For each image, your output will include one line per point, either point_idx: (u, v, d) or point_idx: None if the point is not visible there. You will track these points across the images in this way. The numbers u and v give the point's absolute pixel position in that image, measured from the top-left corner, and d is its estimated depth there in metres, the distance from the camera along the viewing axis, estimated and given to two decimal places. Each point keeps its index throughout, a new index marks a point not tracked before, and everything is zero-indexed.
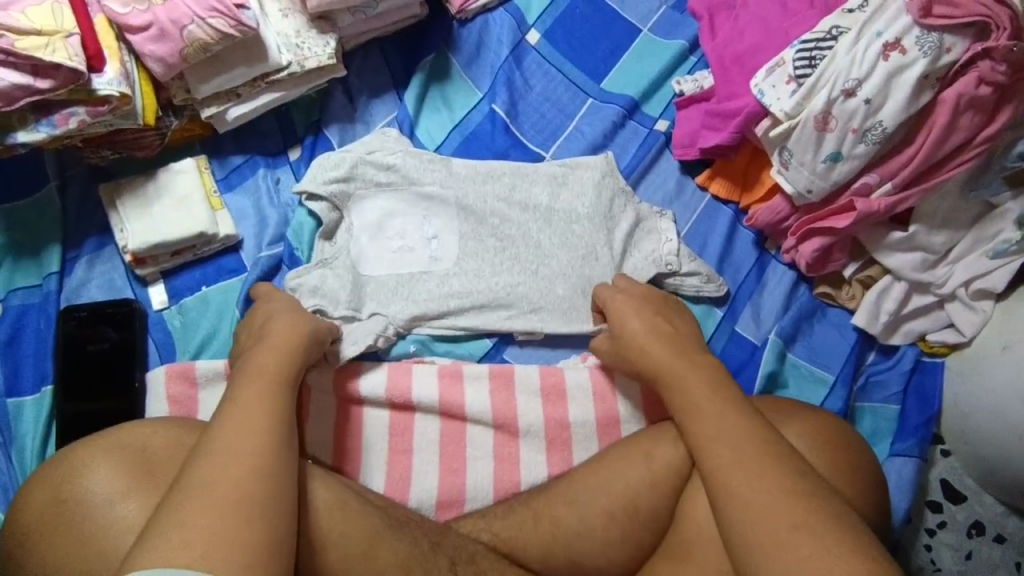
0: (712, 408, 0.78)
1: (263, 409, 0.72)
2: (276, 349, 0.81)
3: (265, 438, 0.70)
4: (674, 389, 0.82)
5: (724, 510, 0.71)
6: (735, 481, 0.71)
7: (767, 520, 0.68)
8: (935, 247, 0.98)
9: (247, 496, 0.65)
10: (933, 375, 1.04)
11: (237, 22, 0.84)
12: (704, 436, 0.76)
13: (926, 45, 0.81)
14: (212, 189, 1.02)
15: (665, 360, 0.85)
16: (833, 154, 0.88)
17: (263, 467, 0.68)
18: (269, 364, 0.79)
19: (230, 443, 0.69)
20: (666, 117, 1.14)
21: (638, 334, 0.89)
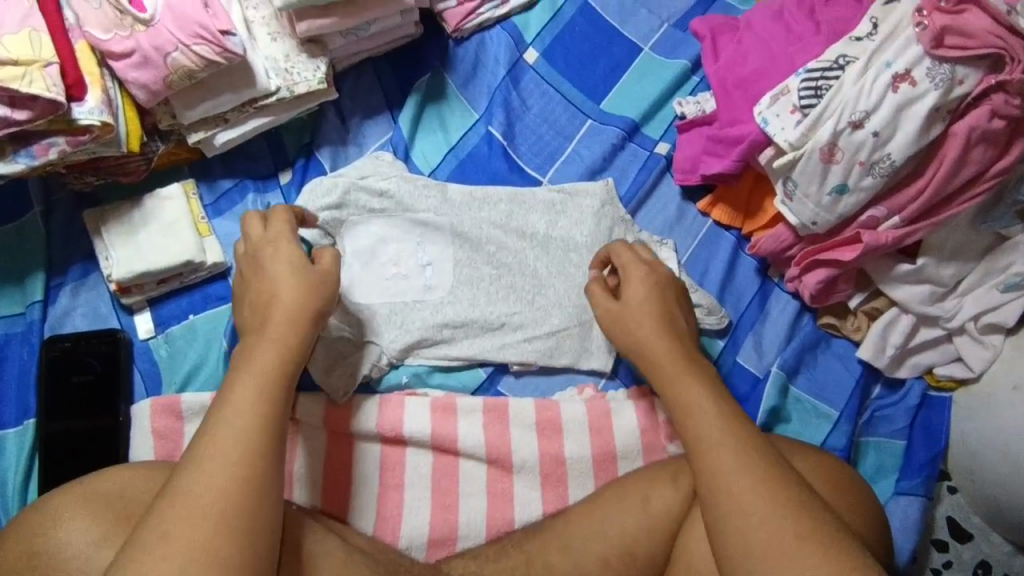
0: (718, 408, 0.73)
1: (243, 409, 0.68)
2: (263, 332, 0.74)
3: (247, 438, 0.66)
4: (676, 381, 0.78)
5: (722, 518, 0.67)
6: (737, 487, 0.67)
7: (773, 531, 0.65)
8: (943, 280, 0.95)
9: (226, 507, 0.63)
10: (940, 410, 1.01)
11: (221, 49, 0.81)
12: (711, 435, 0.71)
13: (938, 77, 0.77)
14: (199, 215, 0.99)
15: (669, 356, 0.81)
16: (839, 187, 0.85)
17: (243, 475, 0.65)
18: (254, 350, 0.73)
19: (209, 446, 0.66)
20: (668, 139, 1.10)
21: (652, 324, 0.84)
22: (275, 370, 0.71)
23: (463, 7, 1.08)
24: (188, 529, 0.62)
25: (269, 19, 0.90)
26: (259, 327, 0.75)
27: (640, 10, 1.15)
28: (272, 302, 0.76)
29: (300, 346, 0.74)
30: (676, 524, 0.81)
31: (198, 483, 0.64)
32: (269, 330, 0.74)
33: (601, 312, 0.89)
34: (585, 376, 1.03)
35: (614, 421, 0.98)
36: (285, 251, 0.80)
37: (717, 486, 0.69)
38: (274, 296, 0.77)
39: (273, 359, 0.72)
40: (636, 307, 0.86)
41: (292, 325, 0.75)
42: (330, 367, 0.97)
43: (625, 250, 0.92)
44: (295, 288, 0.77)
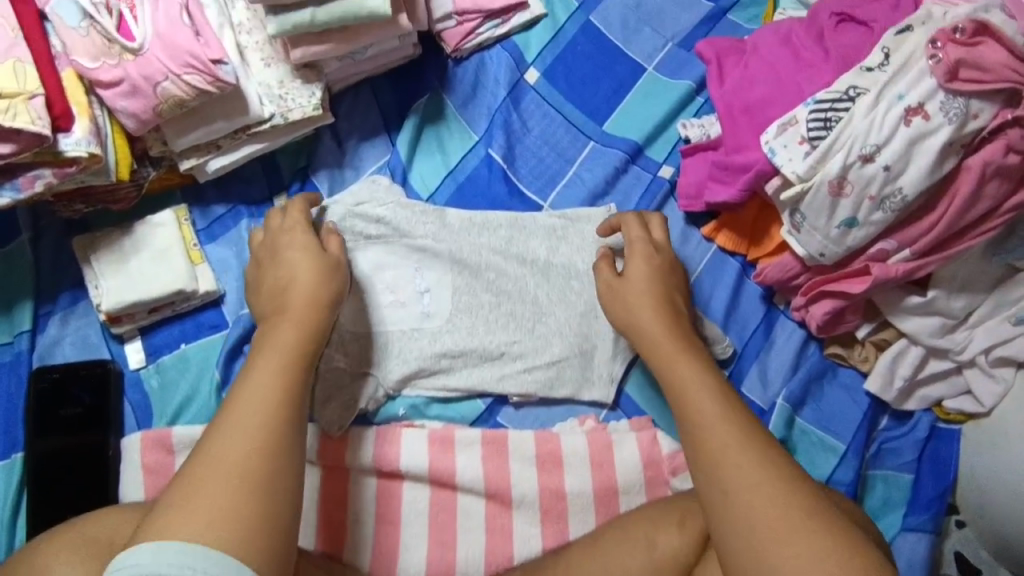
0: (716, 391, 0.77)
1: (268, 385, 0.72)
2: (282, 314, 0.80)
3: (269, 411, 0.70)
4: (673, 360, 0.82)
5: (724, 494, 0.69)
6: (737, 463, 0.70)
7: (776, 505, 0.67)
8: (954, 312, 0.92)
9: (249, 476, 0.66)
10: (949, 442, 0.99)
11: (213, 78, 0.78)
12: (710, 415, 0.75)
13: (952, 111, 0.75)
14: (192, 242, 0.97)
15: (668, 339, 0.84)
16: (849, 220, 0.83)
17: (267, 447, 0.68)
18: (272, 331, 0.78)
19: (237, 417, 0.69)
20: (671, 162, 1.07)
21: (652, 307, 0.89)
22: (301, 349, 0.76)
23: (463, 27, 1.05)
24: (210, 496, 0.64)
25: (263, 45, 0.88)
26: (279, 309, 0.80)
27: (644, 28, 1.12)
28: (292, 285, 0.82)
29: (318, 326, 0.80)
30: (686, 566, 0.79)
31: (223, 455, 0.66)
32: (290, 311, 0.79)
33: (602, 286, 0.93)
34: (586, 406, 1.01)
35: (616, 454, 0.96)
36: (300, 239, 0.87)
37: (719, 463, 0.71)
38: (295, 281, 0.83)
39: (296, 337, 0.77)
40: (637, 286, 0.90)
41: (312, 308, 0.81)
42: (326, 397, 0.95)
43: (636, 224, 0.94)
44: (311, 272, 0.84)
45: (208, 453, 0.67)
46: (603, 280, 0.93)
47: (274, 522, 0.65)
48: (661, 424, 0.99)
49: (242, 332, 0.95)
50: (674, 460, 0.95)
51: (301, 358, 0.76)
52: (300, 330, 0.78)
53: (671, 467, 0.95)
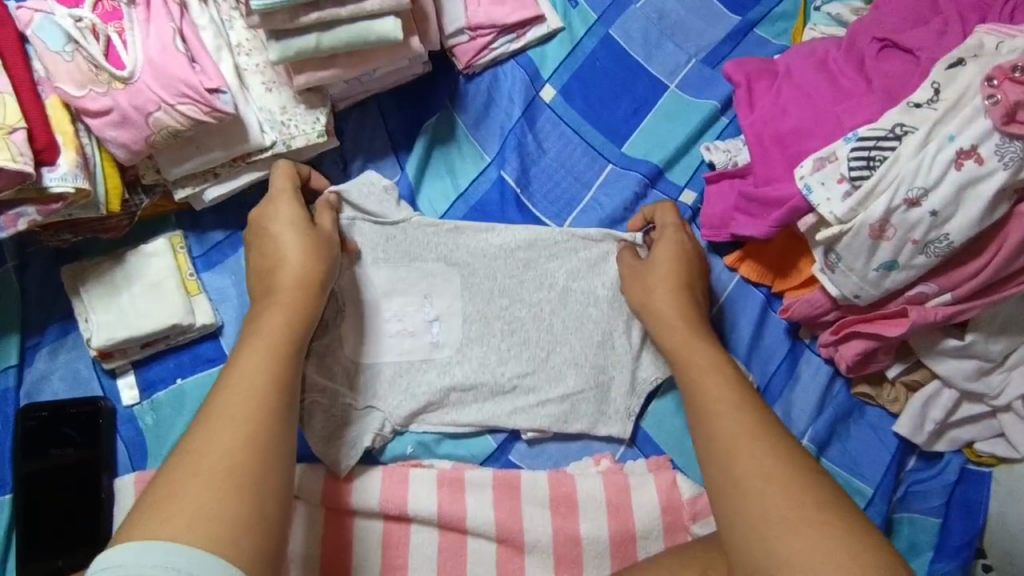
0: (728, 379, 0.76)
1: (255, 368, 0.68)
2: (271, 296, 0.76)
3: (255, 399, 0.65)
4: (687, 344, 0.82)
5: (735, 483, 0.66)
6: (748, 448, 0.68)
7: (790, 494, 0.63)
8: (991, 356, 0.87)
9: (238, 463, 0.61)
10: (979, 486, 0.95)
11: (210, 108, 0.73)
12: (723, 404, 0.73)
13: (1007, 156, 0.70)
14: (188, 272, 0.92)
15: (684, 324, 0.85)
16: (888, 263, 0.78)
17: (256, 431, 0.64)
18: (263, 316, 0.74)
19: (224, 406, 0.65)
20: (694, 187, 1.02)
21: (670, 286, 0.88)
22: (292, 331, 0.73)
23: (477, 42, 0.99)
24: (190, 482, 0.59)
25: (264, 68, 0.81)
26: (269, 290, 0.76)
27: (666, 42, 1.06)
28: (280, 265, 0.78)
29: (309, 310, 0.76)
30: None
31: (206, 437, 0.62)
32: (282, 291, 0.76)
33: (625, 270, 0.93)
34: (602, 444, 0.96)
35: (633, 497, 0.92)
36: (286, 210, 0.80)
37: (729, 449, 0.69)
38: (289, 262, 0.78)
39: (285, 319, 0.74)
40: (662, 264, 0.89)
41: (302, 290, 0.76)
42: (323, 431, 0.90)
43: (671, 210, 0.94)
44: (299, 248, 0.79)
45: (195, 437, 0.63)
46: (625, 269, 0.93)
47: (259, 520, 0.59)
48: (683, 467, 0.95)
49: None
50: (695, 505, 0.91)
51: (294, 340, 0.72)
52: (289, 313, 0.74)
53: (692, 512, 0.91)
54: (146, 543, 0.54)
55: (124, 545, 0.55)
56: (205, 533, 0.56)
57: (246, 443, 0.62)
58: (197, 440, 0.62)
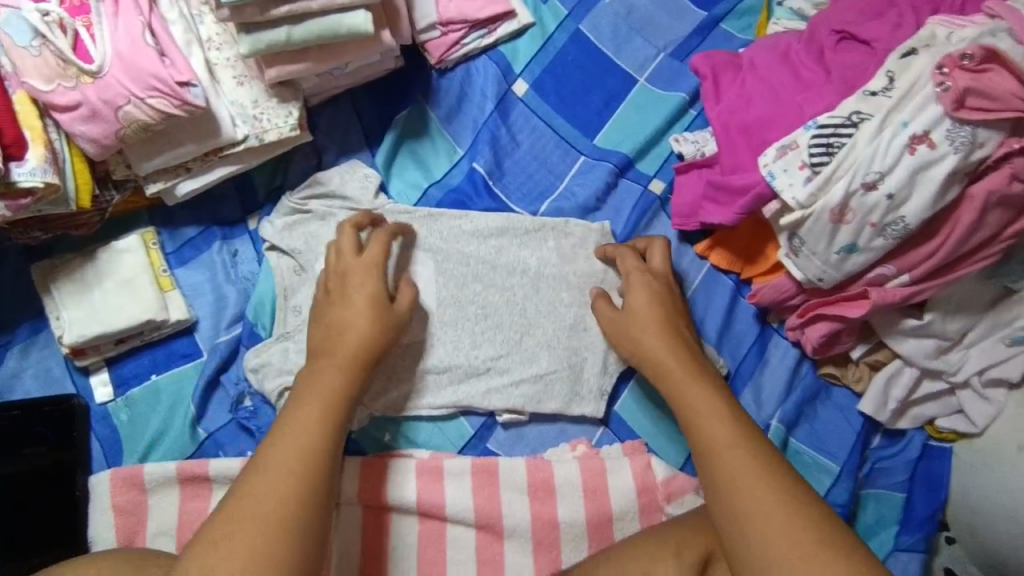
0: (727, 418, 0.77)
1: (305, 426, 0.73)
2: (331, 356, 0.80)
3: (305, 450, 0.71)
4: (681, 386, 0.82)
5: (739, 521, 0.69)
6: (750, 488, 0.70)
7: (792, 532, 0.66)
8: (949, 334, 0.91)
9: (286, 512, 0.66)
10: (941, 461, 0.98)
11: (181, 102, 0.73)
12: (719, 441, 0.74)
13: (958, 140, 0.73)
14: (161, 267, 0.92)
15: (679, 365, 0.84)
16: (848, 246, 0.81)
17: (302, 485, 0.68)
18: (319, 373, 0.78)
19: (275, 455, 0.70)
20: (662, 176, 1.04)
21: (657, 332, 0.88)
22: (339, 388, 0.77)
23: (449, 38, 1.00)
24: (239, 527, 0.65)
25: (235, 62, 0.81)
26: (329, 351, 0.80)
27: (636, 37, 1.08)
28: (343, 332, 0.82)
29: (364, 375, 0.80)
30: None
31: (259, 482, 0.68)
32: (338, 353, 0.80)
33: (602, 322, 0.94)
34: (579, 430, 0.98)
35: (610, 481, 0.93)
36: (371, 283, 0.85)
37: (730, 490, 0.70)
38: (354, 329, 0.82)
39: (342, 382, 0.78)
40: (643, 308, 0.90)
41: (362, 355, 0.81)
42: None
43: (631, 255, 0.95)
44: (367, 319, 0.83)
45: (247, 484, 0.68)
46: (601, 318, 0.94)
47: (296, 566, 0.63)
48: (656, 450, 0.97)
49: (220, 362, 0.91)
50: (669, 486, 0.93)
51: (341, 396, 0.77)
52: (347, 376, 0.79)
53: (666, 493, 0.93)
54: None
55: None
56: None
57: (294, 495, 0.67)
58: (249, 486, 0.68)
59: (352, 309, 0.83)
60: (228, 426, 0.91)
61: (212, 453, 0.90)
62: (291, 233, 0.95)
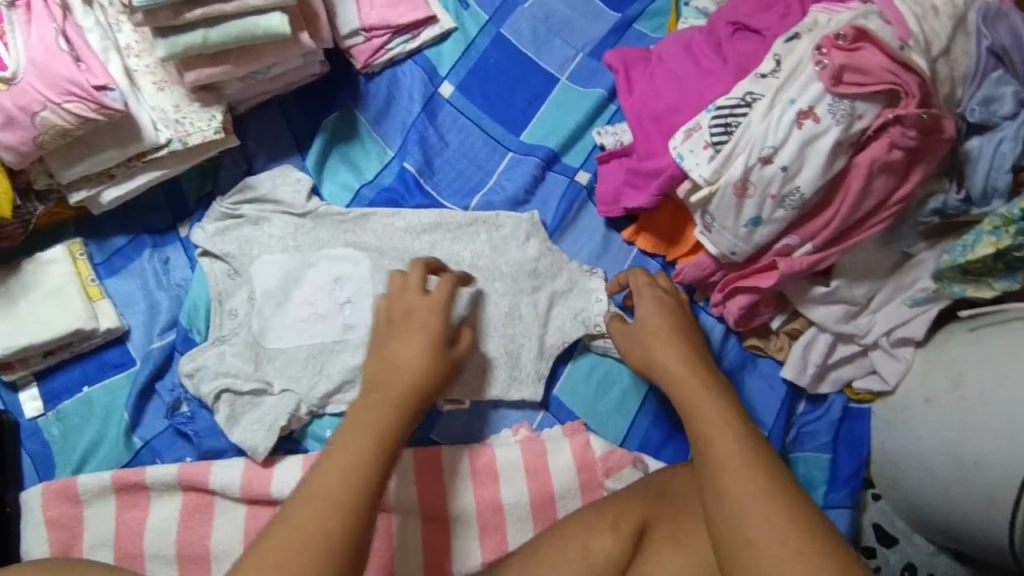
0: (737, 431, 0.72)
1: (350, 461, 0.66)
2: (382, 391, 0.73)
3: (351, 486, 0.64)
4: (693, 392, 0.77)
5: (750, 546, 0.65)
6: (760, 512, 0.66)
7: (808, 558, 0.63)
8: (856, 299, 0.97)
9: (330, 560, 0.61)
10: (861, 422, 1.03)
11: (98, 106, 0.74)
12: (733, 457, 0.70)
13: (839, 113, 0.79)
14: (88, 277, 0.93)
15: (693, 373, 0.79)
16: (754, 219, 0.87)
17: (352, 531, 0.63)
18: (367, 405, 0.71)
19: (317, 488, 0.64)
20: (587, 168, 1.08)
21: (666, 341, 0.84)
22: (388, 424, 0.70)
23: (373, 43, 1.04)
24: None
25: (155, 68, 0.83)
26: (386, 386, 0.74)
27: (555, 39, 1.12)
28: (402, 368, 0.76)
29: (414, 414, 0.74)
30: (622, 569, 0.81)
31: (301, 525, 0.62)
32: (394, 388, 0.74)
33: (614, 335, 0.92)
34: (518, 415, 0.99)
35: (551, 461, 0.96)
36: (431, 323, 0.81)
37: (737, 511, 0.67)
38: (411, 367, 0.76)
39: (391, 416, 0.71)
40: (649, 321, 0.89)
41: (417, 393, 0.75)
42: (242, 419, 0.91)
43: (643, 275, 0.95)
44: (425, 357, 0.78)
45: (288, 520, 0.63)
46: (615, 335, 0.92)
47: None
48: (595, 428, 0.99)
49: (153, 370, 0.92)
50: (607, 461, 0.96)
51: (388, 432, 0.70)
52: (396, 410, 0.72)
53: (604, 468, 0.96)
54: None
55: None
56: None
57: (338, 544, 0.62)
58: (286, 532, 0.62)
59: (407, 342, 0.79)
60: (165, 433, 0.92)
61: (149, 460, 0.91)
62: (224, 238, 0.96)
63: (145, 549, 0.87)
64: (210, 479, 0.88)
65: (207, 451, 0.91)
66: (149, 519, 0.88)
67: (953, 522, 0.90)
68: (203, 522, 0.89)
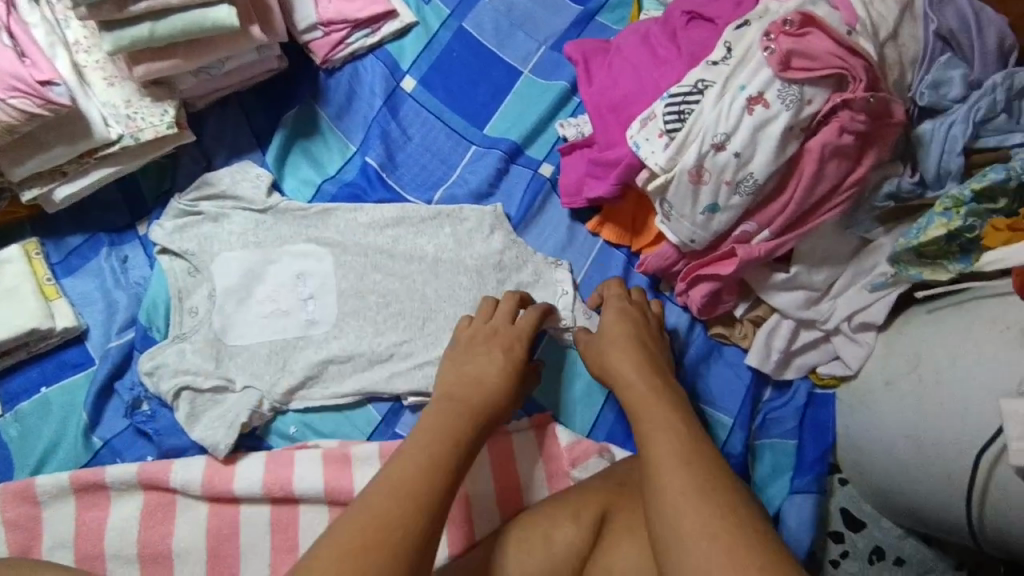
0: (681, 435, 0.73)
1: (431, 458, 0.70)
2: (460, 403, 0.78)
3: (433, 480, 0.68)
4: (643, 395, 0.79)
5: (681, 543, 0.65)
6: (694, 507, 0.66)
7: (737, 552, 0.62)
8: (816, 285, 0.98)
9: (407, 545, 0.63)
10: (825, 407, 1.03)
11: (44, 101, 0.76)
12: (671, 456, 0.71)
13: (787, 98, 0.81)
14: (45, 277, 0.93)
15: (644, 380, 0.81)
16: (711, 206, 0.87)
17: (431, 525, 0.65)
18: (443, 415, 0.76)
19: (395, 478, 0.67)
20: (551, 160, 1.06)
21: (623, 348, 0.86)
22: (460, 432, 0.74)
23: (331, 37, 1.04)
24: (364, 556, 0.61)
25: (105, 64, 0.85)
26: (465, 399, 0.79)
27: (517, 32, 1.11)
28: (480, 386, 0.81)
29: (485, 427, 0.78)
30: (583, 558, 0.81)
31: (383, 513, 0.64)
32: (467, 400, 0.79)
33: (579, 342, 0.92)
34: None
35: (516, 453, 0.96)
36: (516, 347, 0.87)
37: (671, 510, 0.67)
38: (489, 383, 0.82)
39: (467, 425, 0.76)
40: (611, 327, 0.90)
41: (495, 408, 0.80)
42: (203, 416, 0.90)
43: (616, 286, 0.96)
44: (503, 378, 0.83)
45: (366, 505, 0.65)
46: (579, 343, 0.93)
47: None
48: (562, 419, 0.99)
49: (111, 369, 0.91)
50: (573, 451, 0.95)
51: (458, 440, 0.73)
52: (472, 420, 0.77)
53: (571, 458, 0.95)
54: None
55: None
56: None
57: (416, 533, 0.64)
58: (370, 517, 0.64)
59: (486, 362, 0.84)
60: (125, 432, 0.91)
61: (109, 460, 0.90)
62: (183, 235, 0.96)
63: (106, 549, 0.86)
64: (171, 477, 0.87)
65: (168, 449, 0.90)
66: (109, 518, 0.87)
67: (917, 505, 0.90)
68: (164, 521, 0.88)
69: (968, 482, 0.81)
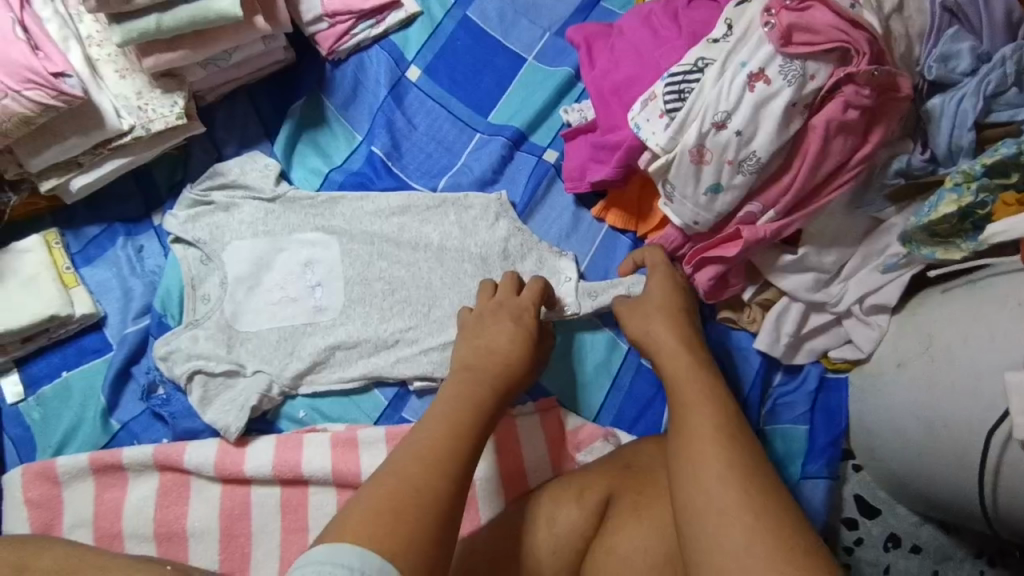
0: (721, 413, 0.74)
1: (450, 429, 0.71)
2: (478, 375, 0.79)
3: (456, 448, 0.69)
4: (685, 372, 0.80)
5: (716, 519, 0.65)
6: (733, 484, 0.67)
7: (773, 532, 0.63)
8: (826, 266, 0.96)
9: (424, 504, 0.63)
10: (838, 392, 1.01)
11: (57, 92, 0.80)
12: (709, 434, 0.72)
13: (789, 74, 0.81)
14: (64, 265, 0.96)
15: (686, 355, 0.82)
16: (714, 186, 0.86)
17: (457, 490, 0.66)
18: (470, 386, 0.78)
19: (429, 445, 0.69)
20: (555, 147, 1.06)
21: (663, 320, 0.87)
22: (478, 403, 0.75)
23: (336, 29, 1.06)
24: (392, 518, 0.62)
25: (116, 57, 0.90)
26: (480, 369, 0.80)
27: (521, 20, 1.11)
28: (497, 355, 0.82)
29: (504, 396, 0.80)
30: (586, 541, 0.80)
31: (407, 481, 0.65)
32: (485, 372, 0.80)
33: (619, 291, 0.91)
34: None
35: (521, 438, 0.95)
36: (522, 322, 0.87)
37: (706, 486, 0.67)
38: (502, 353, 0.83)
39: (488, 395, 0.77)
40: (656, 294, 0.91)
41: (504, 376, 0.81)
42: (216, 400, 0.92)
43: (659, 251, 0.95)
44: (517, 347, 0.84)
45: (394, 469, 0.66)
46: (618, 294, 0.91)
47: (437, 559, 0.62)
48: (568, 404, 0.99)
49: (127, 353, 0.95)
50: (577, 436, 0.96)
51: (477, 409, 0.75)
52: (493, 393, 0.78)
53: (575, 442, 0.96)
54: (338, 545, 0.59)
55: (324, 547, 0.59)
56: (401, 552, 0.60)
57: (442, 496, 0.65)
58: (397, 482, 0.65)
59: (502, 332, 0.85)
60: (143, 415, 0.94)
61: (126, 442, 0.93)
62: (196, 224, 0.98)
63: (123, 528, 0.89)
64: (184, 458, 0.90)
65: (182, 432, 0.93)
66: (127, 499, 0.90)
67: (931, 493, 0.89)
68: (179, 501, 0.90)
69: (980, 466, 0.80)
